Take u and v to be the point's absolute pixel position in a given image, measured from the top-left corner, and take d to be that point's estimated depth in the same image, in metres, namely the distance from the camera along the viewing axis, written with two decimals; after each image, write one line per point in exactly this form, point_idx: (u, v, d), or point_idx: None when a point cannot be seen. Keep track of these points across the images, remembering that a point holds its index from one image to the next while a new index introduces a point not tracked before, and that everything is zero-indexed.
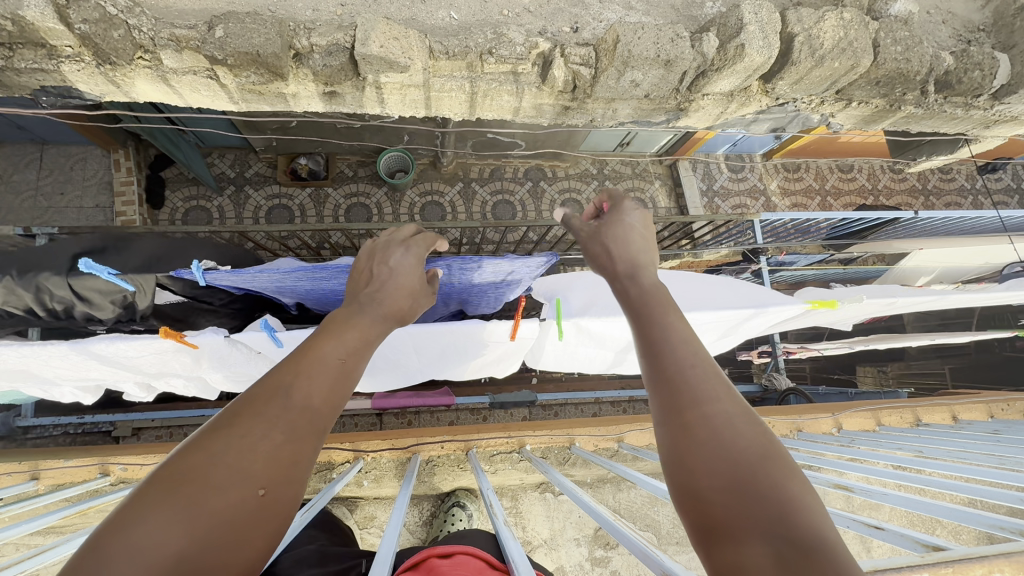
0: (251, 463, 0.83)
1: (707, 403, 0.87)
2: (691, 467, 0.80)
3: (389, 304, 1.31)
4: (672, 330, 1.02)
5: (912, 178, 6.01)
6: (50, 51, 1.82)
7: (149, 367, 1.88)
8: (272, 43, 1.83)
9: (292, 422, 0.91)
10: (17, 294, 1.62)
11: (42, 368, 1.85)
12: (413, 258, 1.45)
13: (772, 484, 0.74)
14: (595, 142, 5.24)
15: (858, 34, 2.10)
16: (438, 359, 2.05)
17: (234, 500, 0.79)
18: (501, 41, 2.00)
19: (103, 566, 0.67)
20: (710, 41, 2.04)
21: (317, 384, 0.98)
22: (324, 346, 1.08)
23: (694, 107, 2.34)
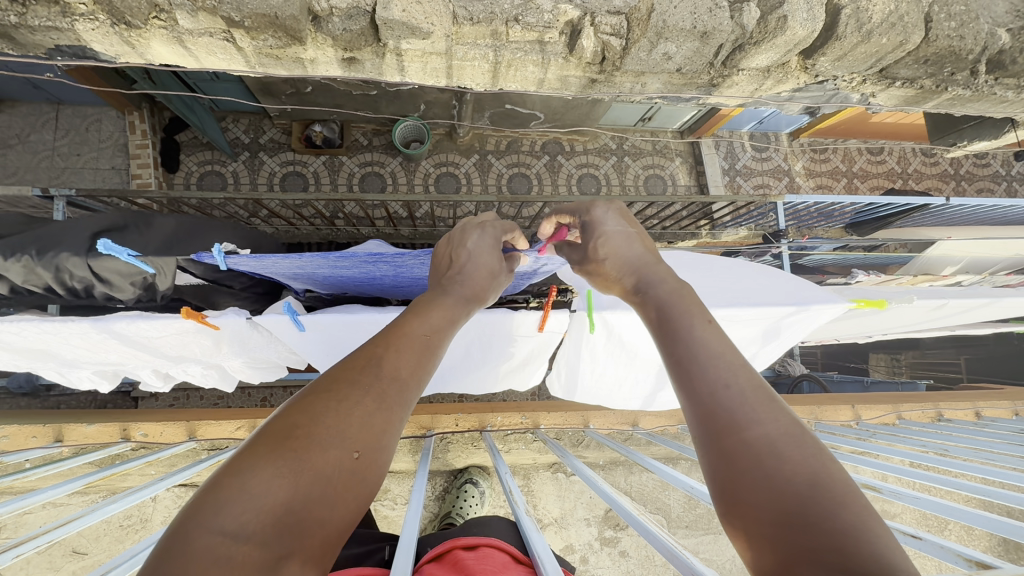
0: (345, 428, 0.90)
1: (747, 429, 0.89)
2: (745, 489, 0.84)
3: (470, 286, 1.37)
4: (703, 341, 1.03)
5: (944, 162, 5.80)
6: (64, 8, 1.76)
7: (167, 349, 1.87)
8: (290, 5, 1.76)
9: (380, 394, 0.98)
10: (36, 271, 1.60)
11: (60, 347, 1.85)
12: (489, 241, 1.48)
13: (824, 514, 0.75)
14: (616, 116, 5.09)
15: (909, 7, 1.97)
16: (462, 362, 1.99)
17: (333, 459, 0.86)
18: (527, 7, 1.90)
19: (220, 507, 0.75)
20: (750, 12, 1.92)
21: (403, 358, 1.07)
22: (409, 329, 1.15)
23: (727, 83, 2.22)
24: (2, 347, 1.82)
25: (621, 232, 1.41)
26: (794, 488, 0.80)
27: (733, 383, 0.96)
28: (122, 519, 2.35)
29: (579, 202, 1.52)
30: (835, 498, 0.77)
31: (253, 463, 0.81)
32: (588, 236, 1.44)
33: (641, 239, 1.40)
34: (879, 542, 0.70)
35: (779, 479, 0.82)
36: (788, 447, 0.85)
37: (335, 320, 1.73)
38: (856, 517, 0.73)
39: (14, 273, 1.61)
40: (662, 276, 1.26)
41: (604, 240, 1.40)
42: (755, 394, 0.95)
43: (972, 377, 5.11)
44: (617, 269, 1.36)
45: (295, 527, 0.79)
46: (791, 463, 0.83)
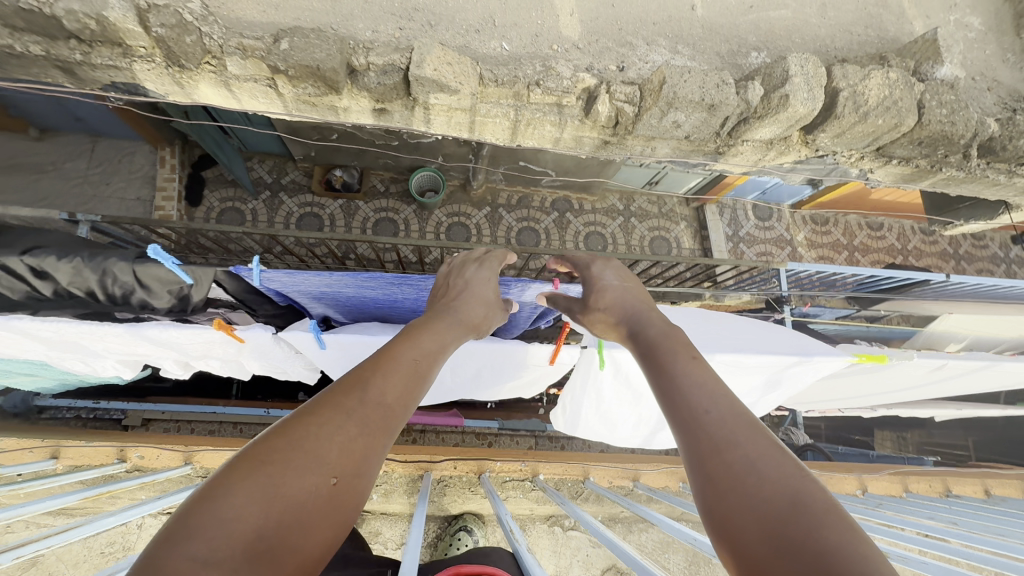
0: (325, 452, 0.92)
1: (729, 450, 0.90)
2: (728, 519, 0.82)
3: (462, 315, 1.44)
4: (687, 373, 1.07)
5: (944, 241, 5.96)
6: (125, 50, 1.92)
7: (192, 348, 1.81)
8: (333, 59, 1.91)
9: (364, 420, 1.00)
10: (79, 272, 1.57)
11: (91, 343, 1.76)
12: (487, 272, 1.58)
13: (808, 531, 0.73)
14: (625, 180, 5.30)
15: (903, 94, 2.12)
16: (470, 380, 2.02)
17: (308, 484, 0.88)
18: (548, 74, 2.12)
19: (195, 529, 0.76)
20: (755, 89, 2.08)
21: (390, 384, 1.11)
22: (396, 356, 1.19)
23: (733, 152, 2.35)
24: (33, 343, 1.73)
25: (618, 285, 1.48)
26: (774, 504, 0.79)
27: (713, 409, 0.99)
28: (102, 547, 2.27)
29: (584, 258, 1.61)
30: (817, 513, 0.76)
31: (226, 486, 0.82)
32: (587, 291, 1.51)
33: (638, 291, 1.46)
34: (867, 558, 0.69)
35: (760, 501, 0.81)
36: (768, 467, 0.85)
37: (357, 340, 1.74)
38: (838, 535, 0.72)
39: (60, 273, 1.57)
40: (654, 322, 1.31)
41: (600, 294, 1.47)
42: (737, 423, 0.96)
43: (981, 459, 4.97)
44: (615, 315, 1.41)
45: (269, 554, 0.78)
46: (770, 481, 0.83)
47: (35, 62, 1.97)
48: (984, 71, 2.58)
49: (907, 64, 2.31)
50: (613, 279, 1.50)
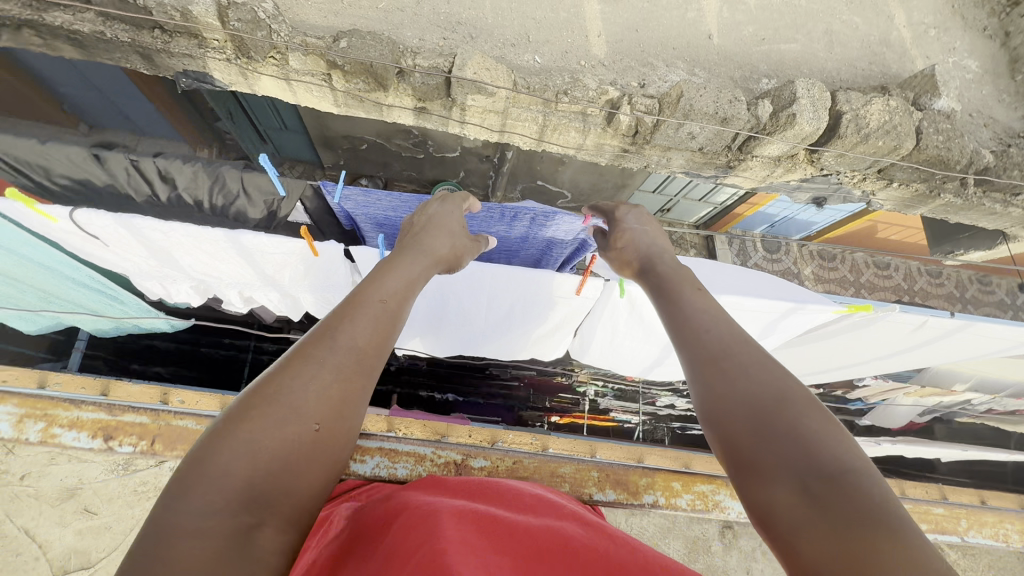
0: (302, 404, 0.94)
1: (725, 359, 1.04)
2: (720, 416, 0.96)
3: (430, 250, 1.46)
4: (691, 301, 1.22)
5: (949, 284, 6.06)
6: (200, 42, 2.15)
7: (269, 268, 1.74)
8: (384, 58, 2.13)
9: (337, 367, 1.03)
10: (190, 179, 1.59)
11: (178, 256, 1.70)
12: (451, 209, 1.62)
13: (793, 423, 0.88)
14: (638, 205, 5.50)
15: (902, 120, 2.31)
16: (501, 320, 2.09)
17: (294, 432, 0.91)
18: (575, 85, 2.33)
19: (191, 490, 0.79)
20: (764, 107, 2.29)
21: (359, 328, 1.11)
22: (364, 296, 1.20)
23: (743, 166, 2.53)
24: (128, 255, 1.71)
25: (638, 228, 1.61)
26: (764, 401, 0.93)
27: (713, 328, 1.12)
28: None
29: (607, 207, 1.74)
30: (794, 406, 0.91)
31: (212, 448, 0.85)
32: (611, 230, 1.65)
33: (657, 236, 1.60)
34: (841, 443, 0.84)
35: (751, 398, 0.94)
36: (759, 373, 0.99)
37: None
38: (820, 426, 0.87)
39: (180, 176, 1.58)
40: (668, 262, 1.46)
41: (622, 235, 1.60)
42: (734, 338, 1.09)
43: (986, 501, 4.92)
44: (633, 254, 1.56)
45: (265, 498, 0.84)
46: (762, 382, 0.97)
47: (119, 48, 2.20)
48: (980, 109, 2.77)
49: (906, 95, 2.51)
50: (632, 222, 1.64)
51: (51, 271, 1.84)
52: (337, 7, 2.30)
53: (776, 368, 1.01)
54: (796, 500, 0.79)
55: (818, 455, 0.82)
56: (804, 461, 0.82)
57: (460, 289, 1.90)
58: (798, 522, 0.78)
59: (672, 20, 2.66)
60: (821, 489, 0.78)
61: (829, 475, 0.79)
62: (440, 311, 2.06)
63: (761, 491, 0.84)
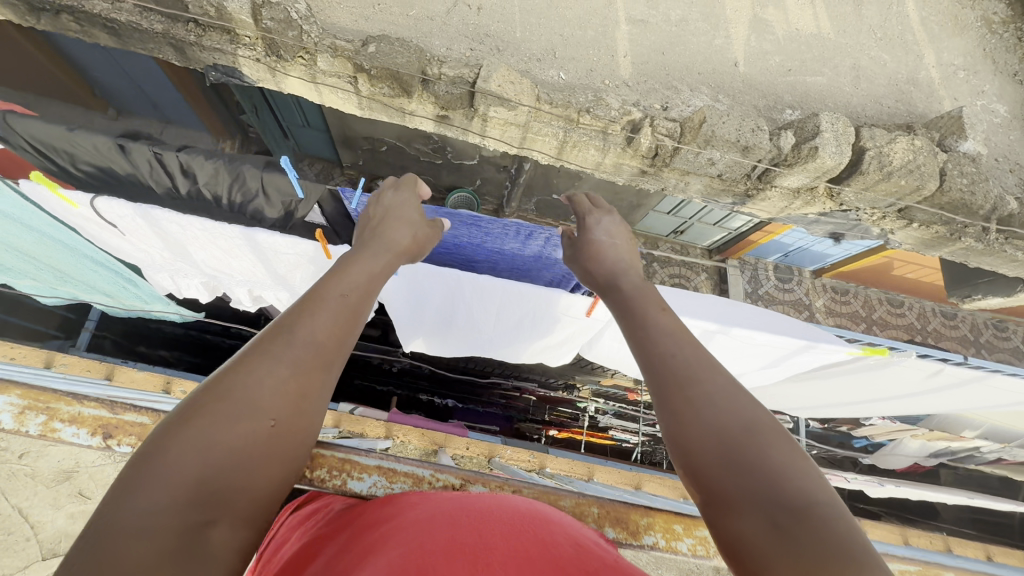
0: (257, 401, 0.91)
1: (694, 383, 1.00)
2: (687, 447, 0.93)
3: (392, 242, 1.42)
4: (658, 315, 1.19)
5: (964, 327, 5.95)
6: (232, 38, 2.19)
7: (282, 267, 1.76)
8: (410, 66, 2.15)
9: (294, 360, 0.99)
10: (210, 174, 1.58)
11: (194, 249, 1.72)
12: (408, 198, 1.57)
13: (760, 454, 0.86)
14: (651, 225, 5.48)
15: (925, 160, 2.28)
16: (511, 330, 2.08)
17: (248, 429, 0.88)
18: (598, 104, 2.32)
19: (136, 490, 0.75)
20: (787, 138, 2.27)
21: (320, 323, 1.07)
22: (323, 290, 1.15)
23: (761, 196, 2.50)
24: (144, 245, 1.72)
25: (609, 240, 1.59)
26: (731, 428, 0.91)
27: (680, 347, 1.09)
28: None
29: (582, 210, 1.71)
30: (764, 436, 0.89)
31: (161, 445, 0.81)
32: (580, 239, 1.62)
33: (625, 245, 1.56)
34: (804, 474, 0.83)
35: (718, 425, 0.92)
36: (725, 397, 0.97)
37: (430, 272, 1.75)
38: (785, 458, 0.85)
39: (201, 171, 1.58)
40: (632, 276, 1.43)
41: (593, 246, 1.56)
42: (698, 356, 1.07)
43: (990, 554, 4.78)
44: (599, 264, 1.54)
45: (214, 496, 0.81)
46: (727, 408, 0.95)
47: (152, 38, 2.24)
48: (1007, 154, 2.73)
49: (932, 136, 2.48)
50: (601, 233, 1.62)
51: (70, 251, 1.85)
52: (368, 12, 2.33)
53: (742, 393, 0.99)
54: (763, 533, 0.77)
55: (786, 490, 0.80)
56: (769, 497, 0.80)
57: (468, 300, 1.89)
58: (766, 553, 0.75)
59: (699, 46, 2.67)
60: (790, 522, 0.75)
61: (799, 513, 0.76)
62: (449, 317, 2.06)
63: (731, 520, 0.82)
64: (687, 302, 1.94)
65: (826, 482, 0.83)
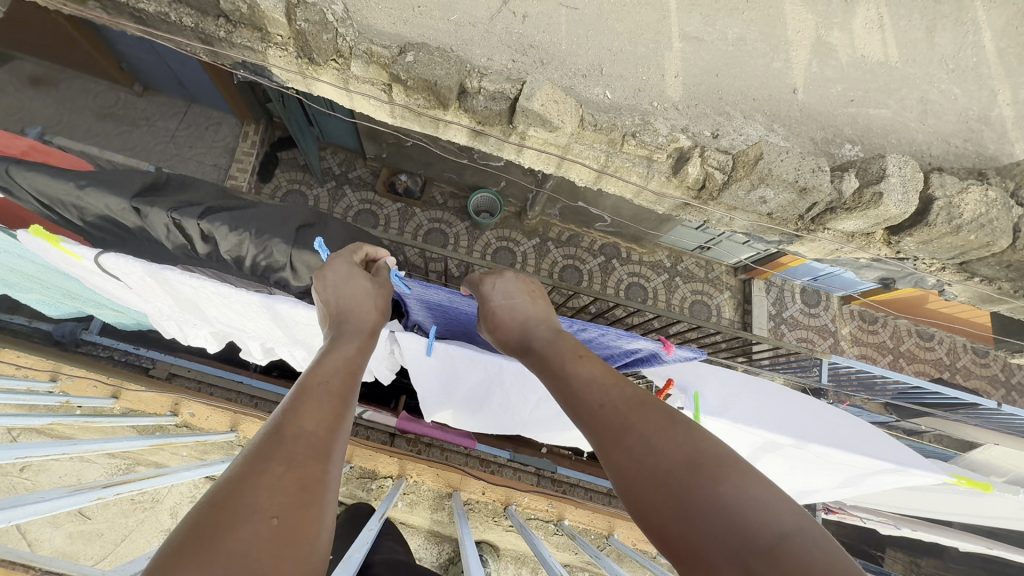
0: (257, 500, 0.81)
1: (627, 435, 1.09)
2: (640, 508, 0.99)
3: (358, 322, 1.35)
4: (576, 373, 1.28)
5: (997, 366, 5.71)
6: (263, 36, 2.07)
7: (302, 333, 1.67)
8: (449, 78, 2.02)
9: (294, 455, 0.90)
10: (233, 244, 1.55)
11: (210, 309, 1.64)
12: (360, 274, 1.47)
13: (705, 494, 0.94)
14: (678, 239, 5.30)
15: (998, 214, 2.09)
16: (549, 417, 1.96)
17: (252, 532, 0.77)
18: (645, 128, 2.17)
19: None
20: (850, 181, 2.08)
21: (315, 414, 1.00)
22: (310, 381, 1.09)
23: (811, 237, 2.35)
24: (156, 299, 1.63)
25: (508, 303, 1.58)
26: (670, 476, 0.99)
27: (605, 400, 1.19)
28: (134, 495, 2.37)
29: (472, 279, 1.65)
30: (710, 474, 0.96)
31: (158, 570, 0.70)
32: (483, 316, 1.58)
33: (524, 304, 1.59)
34: (751, 503, 0.90)
35: (663, 480, 0.99)
36: (658, 444, 1.05)
37: (466, 354, 1.68)
38: (733, 489, 0.93)
39: (224, 244, 1.55)
40: (540, 333, 1.49)
41: (498, 318, 1.56)
42: (625, 403, 1.16)
43: None
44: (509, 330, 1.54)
45: None
46: (663, 455, 1.02)
47: (180, 31, 2.13)
48: None
49: (1005, 184, 2.29)
50: (502, 298, 1.59)
51: (75, 283, 1.77)
52: (406, 14, 2.19)
53: (670, 431, 1.07)
54: None
55: (748, 529, 0.87)
56: (737, 537, 0.86)
57: (508, 386, 1.80)
58: None
59: (756, 68, 2.48)
60: (764, 571, 0.80)
61: (769, 553, 0.82)
62: (484, 397, 1.94)
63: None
64: (763, 416, 1.95)
65: (790, 504, 0.90)
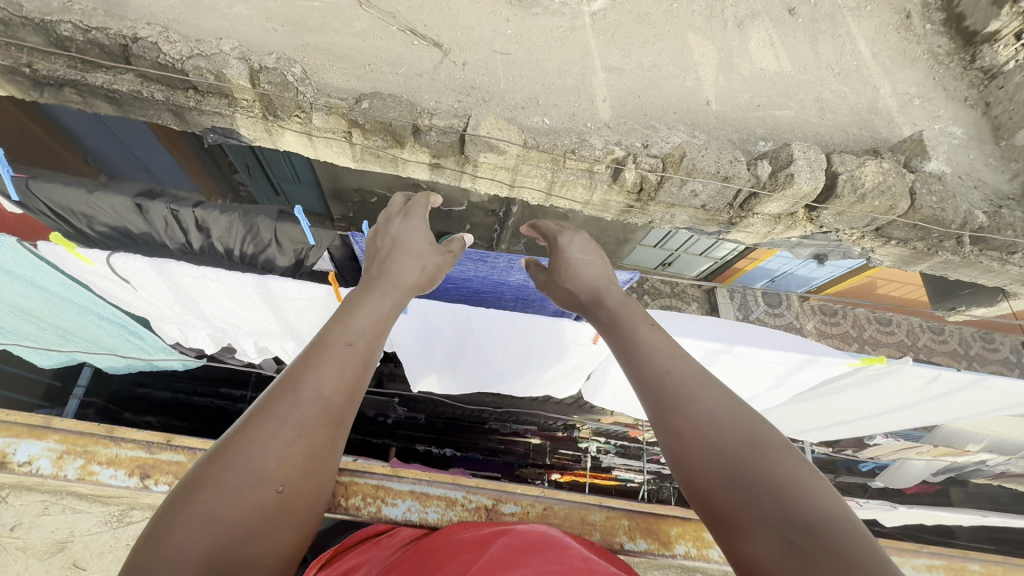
0: (261, 465, 0.93)
1: (689, 405, 1.03)
2: (693, 473, 0.96)
3: (396, 276, 1.46)
4: (646, 338, 1.21)
5: (954, 341, 6.03)
6: (231, 101, 2.29)
7: (295, 310, 1.77)
8: (403, 118, 2.26)
9: (300, 422, 1.01)
10: (224, 228, 1.62)
11: (205, 298, 1.74)
12: (409, 224, 1.67)
13: (760, 471, 0.89)
14: (640, 259, 5.60)
15: (894, 181, 2.40)
16: (519, 360, 2.07)
17: (253, 497, 0.90)
18: (582, 145, 2.44)
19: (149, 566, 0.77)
20: (763, 168, 2.41)
21: (325, 375, 1.08)
22: (331, 337, 1.17)
23: (745, 223, 2.61)
24: (154, 294, 1.73)
25: (582, 257, 1.64)
26: (731, 448, 0.94)
27: (673, 368, 1.12)
28: None
29: (552, 229, 1.78)
30: (769, 454, 0.92)
31: (171, 520, 0.82)
32: (556, 262, 1.66)
33: (598, 264, 1.63)
34: (805, 487, 0.85)
35: (717, 446, 0.95)
36: (721, 417, 1.00)
37: (437, 306, 1.79)
38: (789, 472, 0.88)
39: (215, 227, 1.62)
40: (615, 296, 1.47)
41: (570, 267, 1.63)
42: (691, 375, 1.10)
43: None
44: (580, 284, 1.57)
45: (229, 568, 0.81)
46: (725, 429, 0.98)
47: (152, 105, 2.33)
48: (968, 172, 2.90)
49: (898, 158, 2.63)
50: (572, 252, 1.66)
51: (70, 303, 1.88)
52: (359, 72, 2.47)
53: (731, 405, 1.03)
54: (781, 555, 0.78)
55: (799, 510, 0.82)
56: (786, 516, 0.81)
57: (479, 333, 1.91)
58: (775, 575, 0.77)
59: (671, 88, 2.84)
60: (807, 544, 0.76)
61: (813, 538, 0.77)
62: (456, 350, 2.04)
63: (747, 548, 0.83)
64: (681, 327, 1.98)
65: (835, 497, 0.84)
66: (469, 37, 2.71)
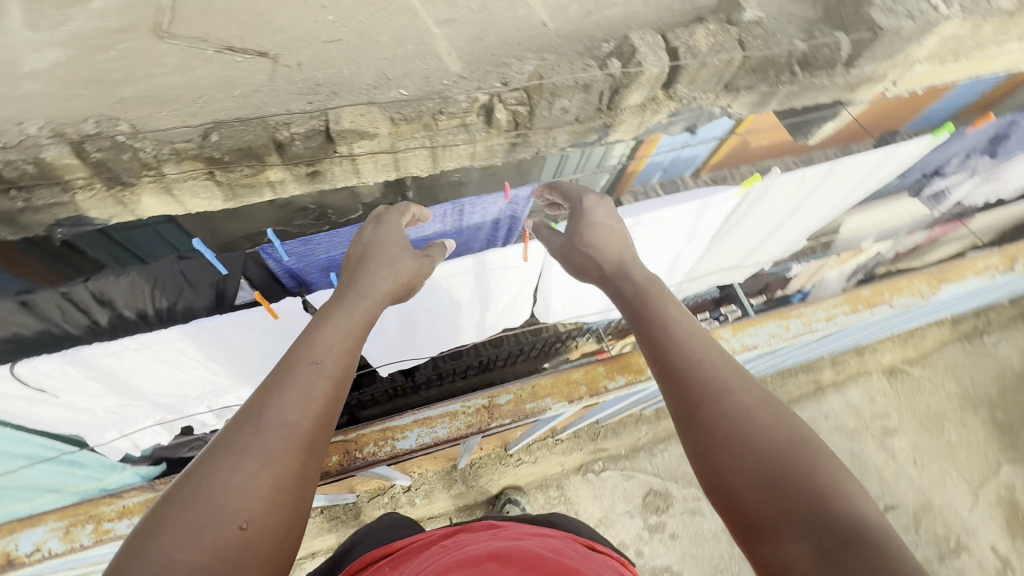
0: (222, 503, 0.95)
1: (723, 400, 1.10)
2: (728, 471, 1.02)
3: (362, 289, 1.44)
4: (679, 326, 1.27)
5: None
6: (65, 185, 2.08)
7: (239, 346, 1.70)
8: (261, 137, 2.17)
9: (262, 452, 1.03)
10: (127, 290, 1.52)
11: (139, 369, 1.64)
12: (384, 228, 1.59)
13: (802, 473, 0.95)
14: None
15: (724, 38, 2.65)
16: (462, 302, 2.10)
17: (215, 536, 0.92)
18: (447, 101, 2.42)
19: None
20: (614, 64, 2.52)
21: (288, 402, 1.10)
22: (296, 360, 1.18)
23: (618, 121, 2.75)
24: (82, 387, 1.62)
25: (605, 224, 1.67)
26: (773, 447, 1.00)
27: (708, 359, 1.18)
28: None
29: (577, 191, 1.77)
30: (806, 454, 0.98)
31: (130, 563, 0.85)
32: (578, 222, 1.67)
33: (619, 237, 1.65)
34: (848, 495, 0.91)
35: (758, 449, 1.01)
36: (757, 414, 1.06)
37: None
38: (828, 476, 0.93)
39: (117, 293, 1.51)
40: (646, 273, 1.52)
41: (595, 234, 1.64)
42: (727, 369, 1.15)
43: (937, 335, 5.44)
44: (604, 266, 1.60)
45: None
46: (764, 429, 1.03)
47: None
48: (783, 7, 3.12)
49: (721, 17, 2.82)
50: (597, 221, 1.67)
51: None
52: (192, 110, 2.31)
53: (768, 403, 1.08)
54: (814, 558, 0.84)
55: (836, 514, 0.88)
56: (821, 519, 0.88)
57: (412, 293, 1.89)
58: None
59: (506, 20, 2.89)
60: (842, 551, 0.82)
61: (851, 542, 0.83)
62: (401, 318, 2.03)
63: (780, 547, 0.89)
64: None
65: (865, 499, 0.91)
66: (291, 36, 2.60)
